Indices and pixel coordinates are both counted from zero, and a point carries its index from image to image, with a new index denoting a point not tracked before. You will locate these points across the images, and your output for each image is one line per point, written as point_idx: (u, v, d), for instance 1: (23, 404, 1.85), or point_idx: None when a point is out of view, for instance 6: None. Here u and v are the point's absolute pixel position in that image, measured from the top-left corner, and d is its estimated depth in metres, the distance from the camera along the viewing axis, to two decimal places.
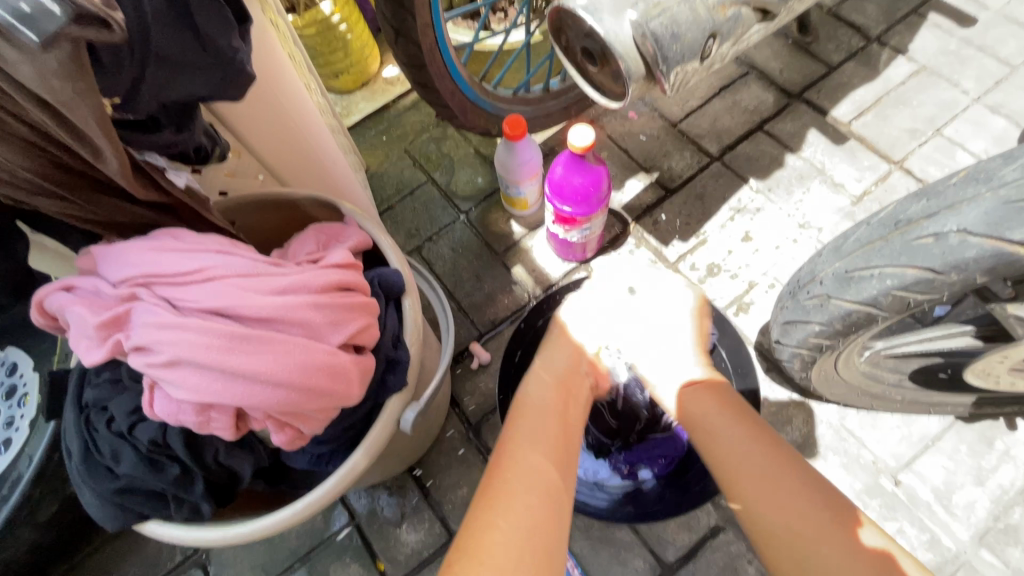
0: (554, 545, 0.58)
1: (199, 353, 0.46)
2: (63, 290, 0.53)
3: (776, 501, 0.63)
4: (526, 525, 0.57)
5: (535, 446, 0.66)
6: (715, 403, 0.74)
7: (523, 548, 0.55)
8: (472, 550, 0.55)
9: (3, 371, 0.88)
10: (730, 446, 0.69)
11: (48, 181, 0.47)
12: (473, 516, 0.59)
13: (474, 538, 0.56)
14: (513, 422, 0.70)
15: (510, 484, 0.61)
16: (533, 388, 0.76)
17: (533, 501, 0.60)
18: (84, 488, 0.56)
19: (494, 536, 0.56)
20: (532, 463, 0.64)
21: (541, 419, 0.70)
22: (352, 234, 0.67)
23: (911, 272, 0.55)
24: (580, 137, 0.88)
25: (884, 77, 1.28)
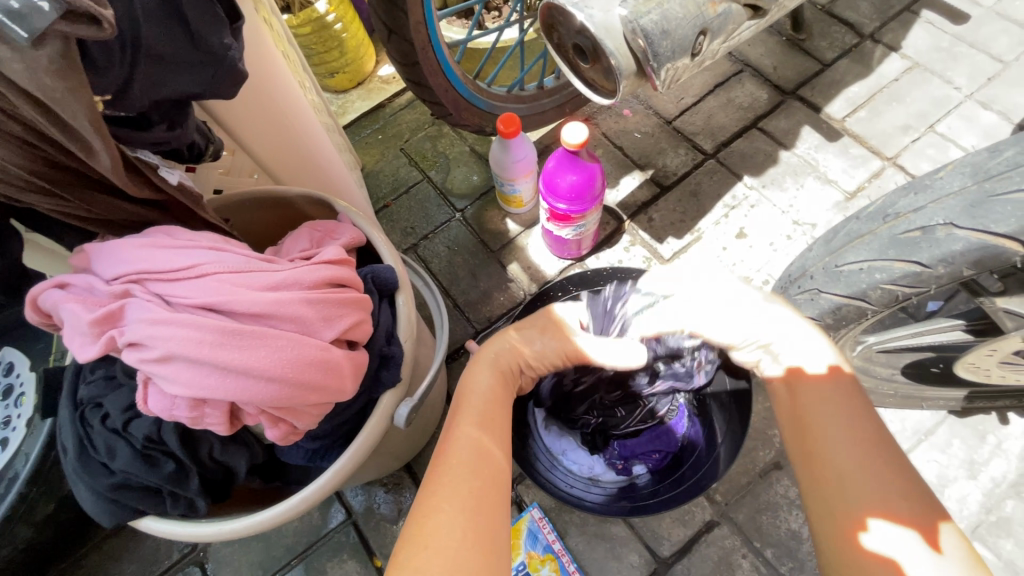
0: (496, 528, 0.57)
1: (192, 348, 0.47)
2: (56, 287, 0.53)
3: (845, 467, 0.55)
4: (468, 508, 0.57)
5: (475, 431, 0.65)
6: (834, 389, 0.60)
7: (467, 532, 0.55)
8: (416, 536, 0.55)
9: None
10: (824, 417, 0.58)
11: (42, 178, 0.48)
12: (419, 504, 0.58)
13: (419, 522, 0.56)
14: (456, 411, 0.69)
15: (451, 472, 0.60)
16: (471, 377, 0.72)
17: (471, 485, 0.59)
18: (79, 484, 0.57)
19: (437, 519, 0.55)
20: (470, 449, 0.63)
21: (483, 407, 0.68)
22: (345, 231, 0.67)
23: (899, 266, 0.56)
24: (573, 133, 0.88)
25: (878, 74, 1.29)
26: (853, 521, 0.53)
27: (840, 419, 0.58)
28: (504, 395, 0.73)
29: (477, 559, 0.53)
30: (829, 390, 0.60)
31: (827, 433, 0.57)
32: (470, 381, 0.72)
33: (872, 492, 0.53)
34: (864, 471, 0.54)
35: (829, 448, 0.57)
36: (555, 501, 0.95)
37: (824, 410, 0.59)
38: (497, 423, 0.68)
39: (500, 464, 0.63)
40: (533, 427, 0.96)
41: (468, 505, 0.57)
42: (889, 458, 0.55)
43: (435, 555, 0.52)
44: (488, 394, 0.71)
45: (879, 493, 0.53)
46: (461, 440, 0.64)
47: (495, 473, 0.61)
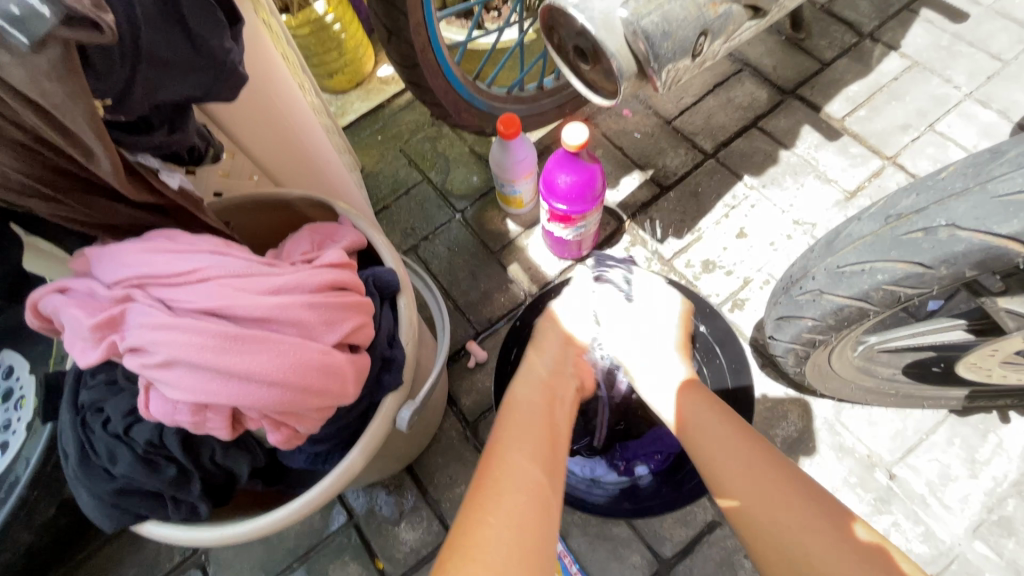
0: (544, 549, 0.57)
1: (193, 353, 0.46)
2: (57, 291, 0.53)
3: (724, 460, 0.68)
4: (516, 523, 0.57)
5: (523, 452, 0.66)
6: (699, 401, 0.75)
7: (513, 547, 0.55)
8: (463, 545, 0.55)
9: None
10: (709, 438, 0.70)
11: (42, 183, 0.47)
12: (465, 515, 0.59)
13: (465, 534, 0.56)
14: (502, 421, 0.71)
15: (502, 485, 0.61)
16: (520, 391, 0.76)
17: (522, 502, 0.60)
18: (81, 489, 0.56)
19: (486, 532, 0.56)
20: (520, 466, 0.63)
21: (531, 424, 0.71)
22: (347, 233, 0.67)
23: (902, 267, 0.55)
24: (573, 135, 0.88)
25: (877, 73, 1.29)
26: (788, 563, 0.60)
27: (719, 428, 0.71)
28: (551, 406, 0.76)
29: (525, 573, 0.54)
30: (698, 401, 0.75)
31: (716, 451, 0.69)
32: (513, 395, 0.76)
33: (801, 522, 0.61)
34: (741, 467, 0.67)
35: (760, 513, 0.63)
36: None
37: (695, 420, 0.73)
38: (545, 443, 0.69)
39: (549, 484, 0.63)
40: None
41: (518, 530, 0.57)
42: (778, 466, 0.66)
43: (480, 569, 0.52)
44: (533, 407, 0.74)
45: (803, 512, 0.62)
46: (509, 456, 0.65)
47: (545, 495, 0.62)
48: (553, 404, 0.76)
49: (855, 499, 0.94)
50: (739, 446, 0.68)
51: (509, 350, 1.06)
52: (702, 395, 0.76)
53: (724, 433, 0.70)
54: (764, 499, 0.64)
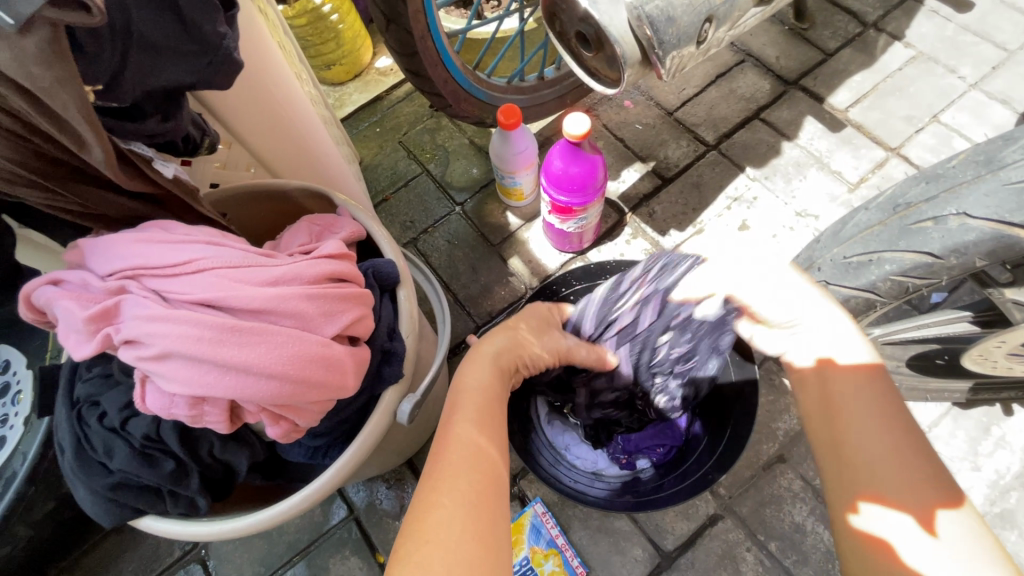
0: (498, 527, 0.53)
1: (190, 345, 0.45)
2: (50, 283, 0.52)
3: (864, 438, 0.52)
4: (470, 503, 0.53)
5: (476, 428, 0.60)
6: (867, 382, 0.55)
7: (469, 529, 0.50)
8: (416, 531, 0.50)
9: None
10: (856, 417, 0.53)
11: (33, 173, 0.46)
12: (418, 500, 0.54)
13: (419, 519, 0.51)
14: (455, 398, 0.65)
15: (452, 467, 0.56)
16: (470, 371, 0.68)
17: (473, 484, 0.54)
18: (77, 484, 0.56)
19: (438, 514, 0.51)
20: (473, 445, 0.58)
21: (477, 403, 0.64)
22: (345, 225, 0.66)
23: (911, 257, 0.54)
24: (575, 125, 0.87)
25: (881, 63, 1.27)
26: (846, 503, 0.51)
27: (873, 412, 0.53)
28: (500, 389, 0.69)
29: (481, 557, 0.49)
30: (861, 379, 0.55)
31: (855, 419, 0.53)
32: (462, 373, 0.69)
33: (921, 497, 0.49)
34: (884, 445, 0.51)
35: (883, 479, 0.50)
36: (558, 496, 0.94)
37: (848, 398, 0.54)
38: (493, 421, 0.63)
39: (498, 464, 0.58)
40: (537, 422, 0.97)
41: (467, 512, 0.52)
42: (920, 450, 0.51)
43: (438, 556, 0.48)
44: (477, 389, 0.66)
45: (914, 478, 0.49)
46: (458, 437, 0.59)
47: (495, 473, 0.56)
48: (497, 386, 0.69)
49: None
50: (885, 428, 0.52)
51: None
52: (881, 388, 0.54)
53: (876, 408, 0.53)
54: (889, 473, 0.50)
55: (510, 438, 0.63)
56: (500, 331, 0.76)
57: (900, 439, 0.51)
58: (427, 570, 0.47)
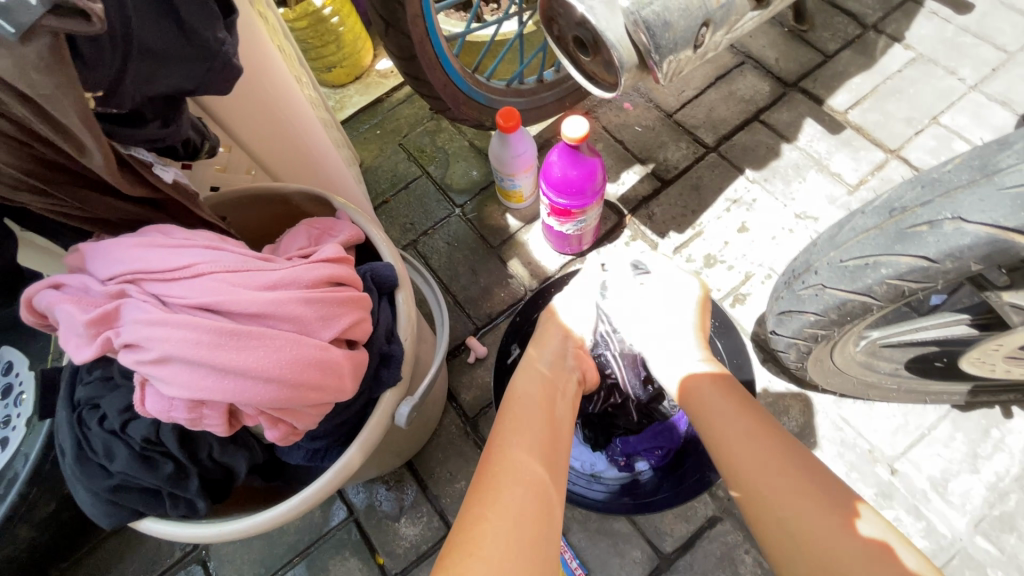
0: (545, 538, 0.58)
1: (187, 350, 0.45)
2: (51, 287, 0.52)
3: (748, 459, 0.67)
4: (515, 515, 0.58)
5: (525, 447, 0.66)
6: (715, 389, 0.75)
7: (511, 540, 0.56)
8: (462, 540, 0.56)
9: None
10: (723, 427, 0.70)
11: (34, 178, 0.47)
12: (467, 511, 0.60)
13: (464, 530, 0.57)
14: (504, 415, 0.72)
15: (501, 476, 0.62)
16: (521, 387, 0.76)
17: (519, 496, 0.60)
18: (78, 487, 0.56)
19: (485, 526, 0.57)
20: (522, 462, 0.64)
21: (530, 416, 0.71)
22: (344, 228, 0.66)
23: (906, 260, 0.54)
24: (573, 128, 0.87)
25: (881, 65, 1.27)
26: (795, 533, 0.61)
27: (733, 416, 0.71)
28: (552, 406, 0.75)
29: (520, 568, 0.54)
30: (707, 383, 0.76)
31: (728, 432, 0.70)
32: (513, 387, 0.76)
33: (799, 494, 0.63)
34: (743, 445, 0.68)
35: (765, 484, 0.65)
36: None
37: (716, 414, 0.72)
38: (545, 434, 0.69)
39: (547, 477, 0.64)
40: None
41: (512, 524, 0.58)
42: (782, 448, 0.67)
43: (482, 566, 0.53)
44: (531, 401, 0.74)
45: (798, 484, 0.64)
46: (508, 450, 0.66)
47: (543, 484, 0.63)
48: (552, 399, 0.75)
49: (857, 495, 0.93)
50: (754, 436, 0.68)
51: (507, 346, 1.06)
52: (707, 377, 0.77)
53: (736, 415, 0.71)
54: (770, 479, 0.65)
55: (557, 455, 0.68)
56: (542, 346, 0.83)
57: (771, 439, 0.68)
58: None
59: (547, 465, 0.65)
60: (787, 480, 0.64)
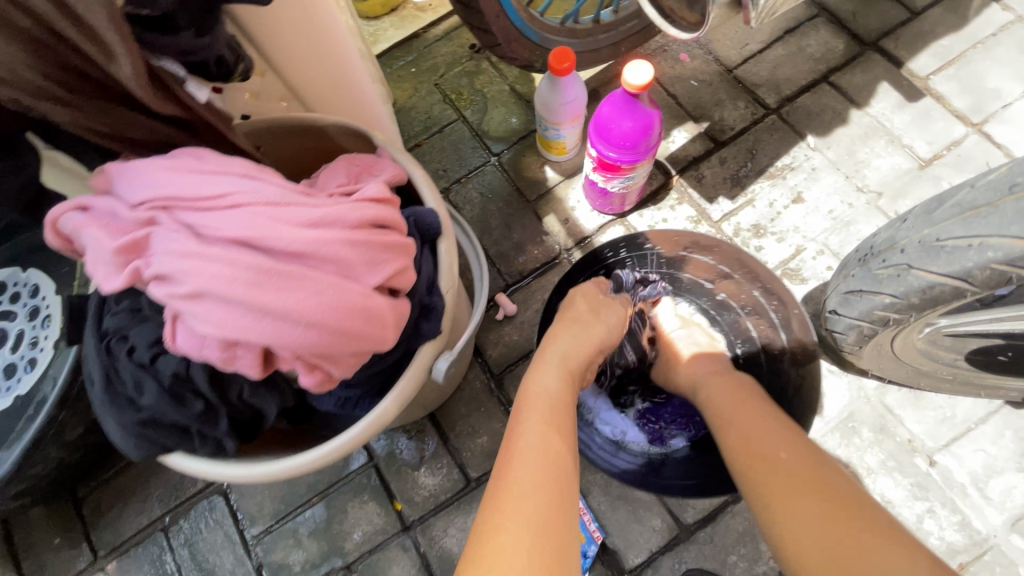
0: (564, 550, 0.54)
1: (224, 286, 0.41)
2: (76, 208, 0.48)
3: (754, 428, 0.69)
4: (534, 526, 0.54)
5: (534, 445, 0.62)
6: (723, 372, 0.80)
7: (535, 551, 0.52)
8: (480, 547, 0.53)
9: (24, 294, 0.95)
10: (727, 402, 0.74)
11: (58, 86, 0.42)
12: (484, 517, 0.56)
13: (483, 537, 0.54)
14: (519, 409, 0.68)
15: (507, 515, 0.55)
16: (539, 376, 0.72)
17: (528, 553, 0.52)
18: (105, 416, 0.54)
19: (500, 537, 0.53)
20: (528, 470, 0.59)
21: (543, 415, 0.66)
22: (386, 167, 0.61)
23: (1022, 244, 0.47)
24: (637, 74, 0.78)
25: (973, 26, 1.14)
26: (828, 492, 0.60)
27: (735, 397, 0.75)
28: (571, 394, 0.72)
29: None
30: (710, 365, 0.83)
31: (737, 405, 0.73)
32: (529, 381, 0.72)
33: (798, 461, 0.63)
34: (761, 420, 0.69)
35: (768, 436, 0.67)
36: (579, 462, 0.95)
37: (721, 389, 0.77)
38: (545, 430, 0.64)
39: (558, 509, 0.57)
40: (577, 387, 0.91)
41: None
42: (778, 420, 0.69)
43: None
44: (548, 394, 0.69)
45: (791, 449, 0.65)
46: (515, 454, 0.61)
47: (553, 488, 0.58)
48: (563, 389, 0.71)
49: (892, 485, 0.90)
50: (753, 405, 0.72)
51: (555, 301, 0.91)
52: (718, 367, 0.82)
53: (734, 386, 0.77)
54: (767, 429, 0.68)
55: (564, 458, 0.62)
56: (564, 327, 0.79)
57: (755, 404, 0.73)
58: None
59: (557, 501, 0.58)
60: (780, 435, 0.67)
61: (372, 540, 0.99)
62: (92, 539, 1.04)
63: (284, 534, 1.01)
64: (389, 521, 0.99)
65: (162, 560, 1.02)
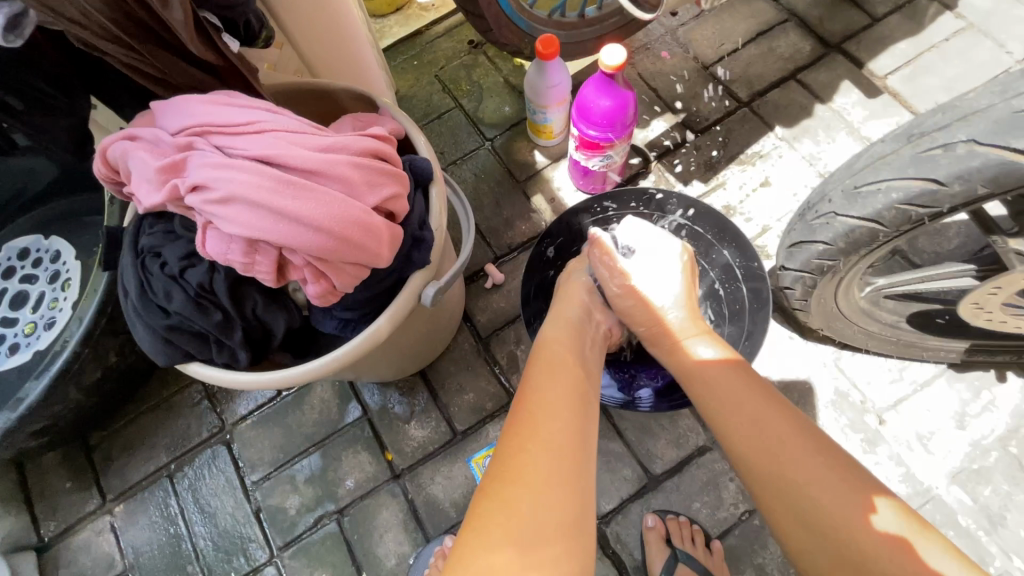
0: (585, 472, 0.61)
1: (251, 192, 0.50)
2: (124, 139, 0.57)
3: (777, 438, 0.65)
4: (556, 450, 0.61)
5: (555, 384, 0.69)
6: (740, 376, 0.72)
7: (560, 471, 0.59)
8: (508, 465, 0.59)
9: (48, 257, 1.05)
10: (747, 412, 0.68)
11: (120, 29, 0.51)
12: (506, 442, 0.63)
13: (508, 458, 0.60)
14: (535, 360, 0.75)
15: (533, 427, 0.63)
16: (554, 331, 0.80)
17: (555, 460, 0.60)
18: (136, 323, 0.62)
19: (527, 457, 0.60)
20: (551, 404, 0.66)
21: (562, 362, 0.73)
22: (386, 122, 0.70)
23: (917, 184, 0.57)
24: (611, 55, 0.89)
25: (928, 32, 1.25)
26: (866, 505, 0.59)
27: (776, 414, 0.67)
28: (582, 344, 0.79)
29: (565, 499, 0.57)
30: (729, 371, 0.73)
31: (759, 413, 0.68)
32: (542, 335, 0.80)
33: (826, 484, 0.61)
34: (782, 435, 0.65)
35: (792, 453, 0.64)
36: None
37: (735, 390, 0.71)
38: (566, 374, 0.71)
39: (579, 425, 0.65)
40: None
41: (556, 479, 0.58)
42: (807, 434, 0.65)
43: (528, 493, 0.56)
44: (562, 347, 0.76)
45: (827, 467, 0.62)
46: (537, 393, 0.68)
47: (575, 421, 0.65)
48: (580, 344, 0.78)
49: (844, 440, 0.98)
50: (777, 418, 0.67)
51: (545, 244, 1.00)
52: (730, 369, 0.73)
53: (774, 406, 0.68)
54: (795, 454, 0.64)
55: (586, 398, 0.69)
56: (570, 291, 0.88)
57: (791, 430, 0.66)
58: (518, 510, 0.55)
59: (579, 421, 0.65)
60: (815, 457, 0.63)
61: (364, 488, 1.06)
62: (101, 483, 1.10)
63: (282, 480, 1.07)
64: (380, 470, 1.06)
65: (166, 503, 1.08)
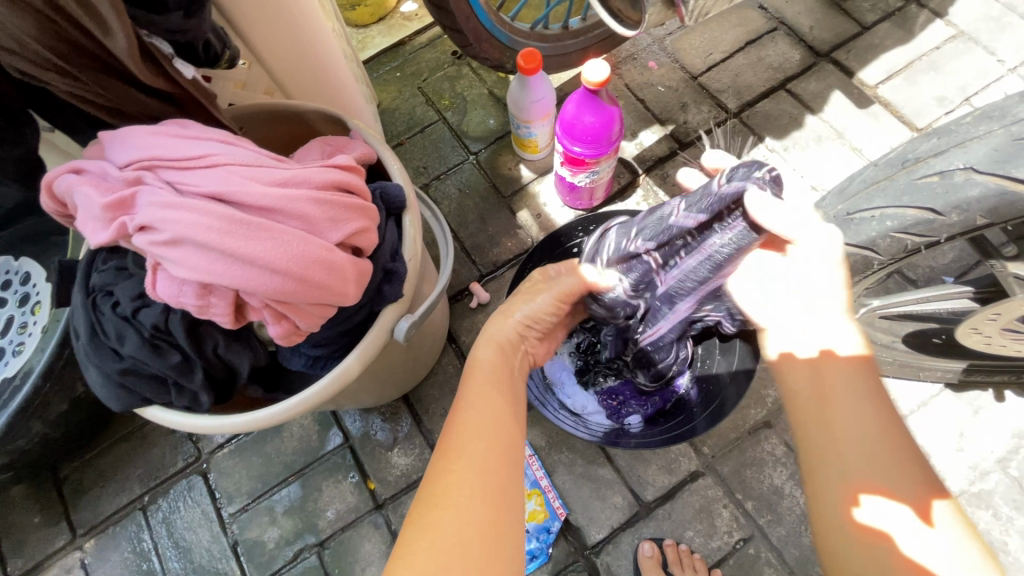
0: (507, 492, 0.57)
1: (201, 233, 0.47)
2: (70, 172, 0.53)
3: (857, 440, 0.55)
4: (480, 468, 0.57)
5: (492, 396, 0.64)
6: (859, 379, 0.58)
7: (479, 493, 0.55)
8: (431, 491, 0.55)
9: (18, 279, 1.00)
10: (845, 414, 0.57)
11: (60, 58, 0.48)
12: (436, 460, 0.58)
13: (433, 479, 0.56)
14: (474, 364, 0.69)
15: (460, 447, 0.58)
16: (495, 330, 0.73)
17: (476, 480, 0.55)
18: (89, 367, 0.59)
19: (450, 479, 0.55)
20: (482, 418, 0.61)
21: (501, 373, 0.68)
22: (357, 147, 0.67)
23: (912, 213, 0.55)
24: (594, 71, 0.86)
25: (919, 40, 1.23)
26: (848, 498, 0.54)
27: (863, 407, 0.57)
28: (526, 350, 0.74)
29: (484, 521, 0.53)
30: (851, 373, 0.59)
31: (843, 405, 0.57)
32: (484, 337, 0.73)
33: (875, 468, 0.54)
34: (865, 432, 0.55)
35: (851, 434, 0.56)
36: (545, 441, 1.00)
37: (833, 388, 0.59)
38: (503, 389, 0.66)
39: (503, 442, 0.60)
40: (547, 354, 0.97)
41: (477, 500, 0.54)
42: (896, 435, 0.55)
43: (449, 516, 0.53)
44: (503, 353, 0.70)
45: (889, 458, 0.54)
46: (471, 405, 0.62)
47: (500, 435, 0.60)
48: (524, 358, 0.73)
49: None
50: (866, 414, 0.56)
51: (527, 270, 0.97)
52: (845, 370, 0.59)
53: (864, 404, 0.57)
54: (872, 452, 0.55)
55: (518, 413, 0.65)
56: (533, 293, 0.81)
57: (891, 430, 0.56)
58: (437, 531, 0.52)
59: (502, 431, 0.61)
60: (881, 451, 0.54)
61: (345, 519, 1.02)
62: (70, 518, 1.06)
63: (260, 512, 1.03)
64: (362, 500, 1.02)
65: (139, 537, 1.04)
